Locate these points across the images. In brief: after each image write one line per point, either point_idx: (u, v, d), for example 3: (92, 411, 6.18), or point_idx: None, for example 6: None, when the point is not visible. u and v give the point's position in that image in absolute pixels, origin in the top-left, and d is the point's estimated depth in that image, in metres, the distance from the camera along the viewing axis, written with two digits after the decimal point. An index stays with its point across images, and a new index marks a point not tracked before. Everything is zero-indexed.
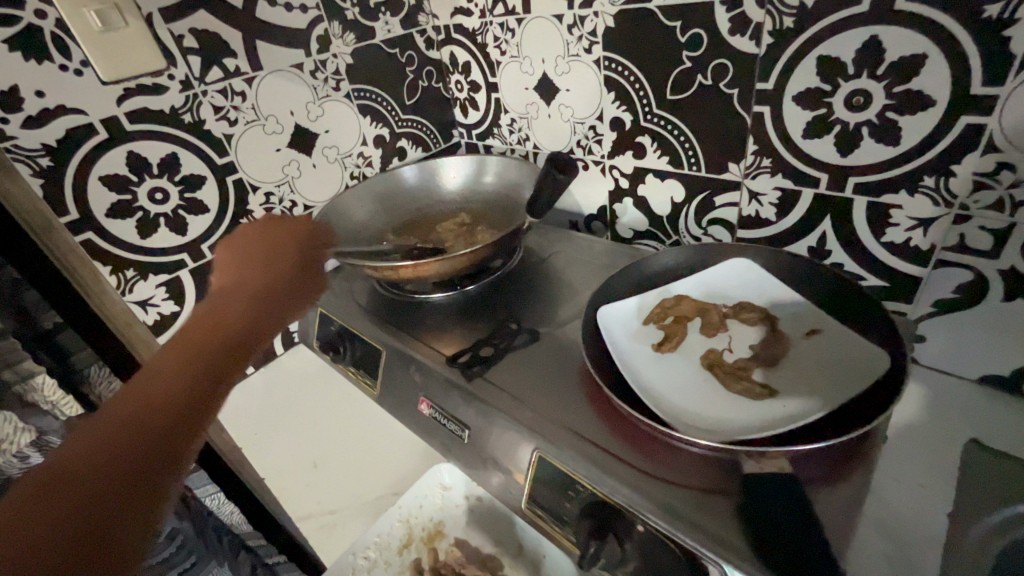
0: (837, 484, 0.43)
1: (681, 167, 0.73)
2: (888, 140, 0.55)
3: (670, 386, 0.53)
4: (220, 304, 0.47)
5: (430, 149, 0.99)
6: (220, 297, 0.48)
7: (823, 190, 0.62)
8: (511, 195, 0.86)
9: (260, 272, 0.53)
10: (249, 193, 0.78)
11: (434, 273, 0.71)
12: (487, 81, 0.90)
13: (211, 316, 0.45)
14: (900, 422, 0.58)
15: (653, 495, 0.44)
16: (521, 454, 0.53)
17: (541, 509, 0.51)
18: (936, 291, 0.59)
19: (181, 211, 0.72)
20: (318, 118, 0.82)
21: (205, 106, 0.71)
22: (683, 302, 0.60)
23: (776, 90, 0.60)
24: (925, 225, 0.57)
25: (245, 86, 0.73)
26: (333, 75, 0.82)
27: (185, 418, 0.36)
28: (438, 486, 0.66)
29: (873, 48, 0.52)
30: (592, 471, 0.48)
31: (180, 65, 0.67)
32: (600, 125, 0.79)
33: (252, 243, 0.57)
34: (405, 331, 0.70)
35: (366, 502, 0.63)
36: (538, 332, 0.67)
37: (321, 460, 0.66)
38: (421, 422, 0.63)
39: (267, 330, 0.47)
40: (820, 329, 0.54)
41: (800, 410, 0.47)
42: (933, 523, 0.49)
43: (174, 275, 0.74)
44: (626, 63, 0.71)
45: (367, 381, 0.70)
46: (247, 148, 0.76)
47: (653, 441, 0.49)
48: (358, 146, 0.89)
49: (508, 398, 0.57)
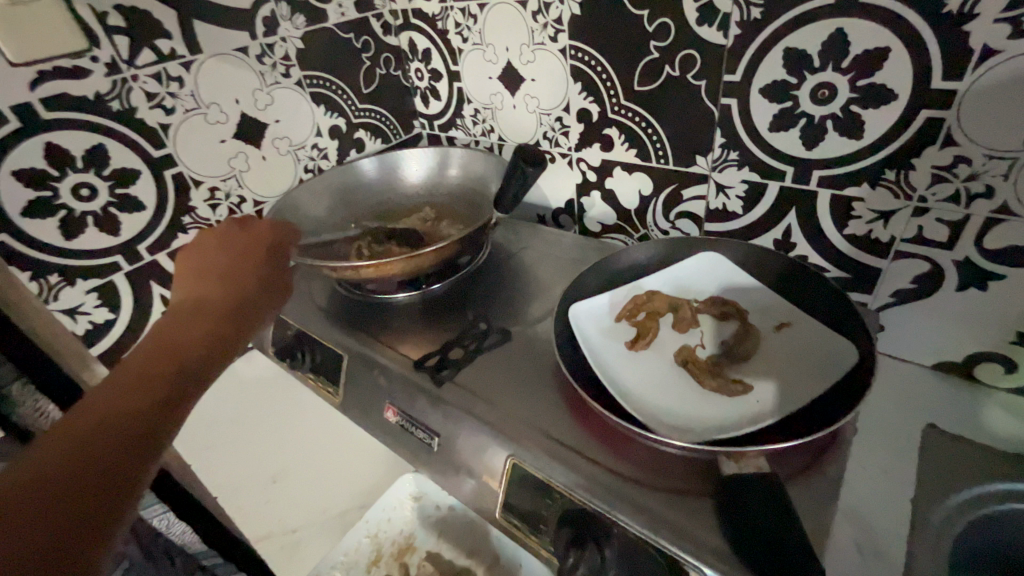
0: (812, 480, 0.43)
1: (649, 160, 0.72)
2: (852, 134, 0.55)
3: (644, 385, 0.52)
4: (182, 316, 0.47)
5: (390, 140, 0.95)
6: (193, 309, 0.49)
7: (788, 184, 0.62)
8: (476, 189, 0.83)
9: (216, 293, 0.52)
10: (191, 188, 0.72)
11: (398, 273, 0.67)
12: (449, 70, 0.86)
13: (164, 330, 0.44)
14: (864, 411, 0.59)
15: (634, 500, 0.44)
16: (494, 461, 0.51)
17: (516, 518, 0.49)
18: (894, 282, 0.61)
19: (113, 209, 0.65)
20: (266, 107, 0.77)
21: (136, 93, 0.64)
22: (656, 298, 0.59)
23: (743, 82, 0.59)
24: (885, 218, 0.58)
25: (183, 71, 0.67)
26: (282, 60, 0.76)
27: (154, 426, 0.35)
28: (409, 497, 0.60)
29: (838, 41, 0.52)
30: (568, 477, 0.47)
31: (104, 46, 0.60)
32: (566, 117, 0.77)
33: (201, 255, 0.57)
34: (368, 334, 0.66)
35: (332, 518, 0.60)
36: (508, 331, 0.64)
37: (283, 473, 0.63)
38: (387, 429, 0.60)
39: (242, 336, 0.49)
40: (789, 323, 0.55)
41: (773, 406, 0.47)
42: (897, 509, 0.50)
43: (106, 280, 0.67)
44: (593, 52, 0.69)
45: (327, 388, 0.66)
46: (187, 139, 0.70)
47: (628, 443, 0.49)
48: (312, 137, 0.84)
49: (480, 402, 0.54)
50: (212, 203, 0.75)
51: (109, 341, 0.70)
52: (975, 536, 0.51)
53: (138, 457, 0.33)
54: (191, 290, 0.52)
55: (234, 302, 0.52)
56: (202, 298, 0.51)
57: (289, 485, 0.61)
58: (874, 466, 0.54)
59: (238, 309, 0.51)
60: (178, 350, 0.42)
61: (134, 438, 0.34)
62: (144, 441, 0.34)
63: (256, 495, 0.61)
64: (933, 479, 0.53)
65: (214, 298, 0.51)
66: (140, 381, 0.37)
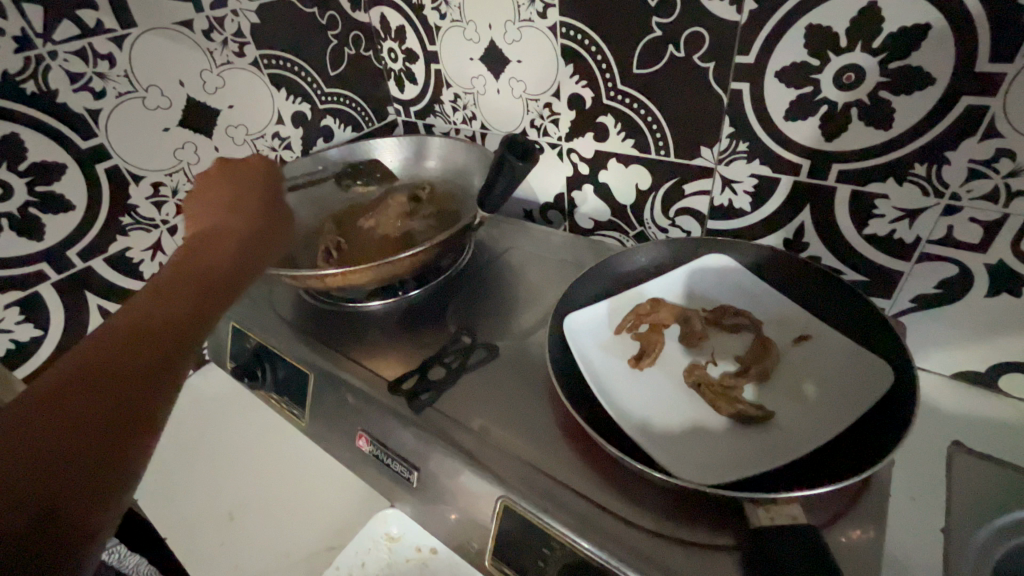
0: (849, 525, 0.37)
1: (648, 152, 0.65)
2: (878, 123, 0.49)
3: (651, 410, 0.46)
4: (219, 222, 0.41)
5: (361, 129, 0.86)
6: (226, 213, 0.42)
7: (803, 179, 0.56)
8: (458, 182, 0.76)
9: (259, 205, 0.44)
10: (130, 184, 0.63)
11: (371, 279, 0.60)
12: (425, 50, 0.78)
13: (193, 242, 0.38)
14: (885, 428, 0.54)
15: (646, 555, 0.38)
16: (482, 501, 0.44)
17: (508, 566, 0.43)
18: (917, 287, 0.56)
19: (34, 210, 0.56)
20: (218, 90, 0.68)
21: (56, 73, 0.55)
22: (660, 308, 0.53)
23: (756, 65, 0.53)
24: (911, 217, 0.52)
25: (114, 47, 0.58)
26: (234, 36, 0.67)
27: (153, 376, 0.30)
28: (383, 536, 0.51)
29: (868, 18, 0.46)
30: (568, 525, 0.40)
31: (12, 16, 0.51)
32: (556, 103, 0.69)
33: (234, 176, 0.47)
34: (337, 349, 0.59)
35: (296, 562, 0.51)
36: (496, 345, 0.58)
37: (242, 511, 0.55)
38: (360, 458, 0.53)
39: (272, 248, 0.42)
40: (810, 336, 0.49)
41: (797, 435, 0.42)
42: (928, 542, 0.46)
43: (30, 291, 0.58)
44: (587, 30, 0.62)
45: (293, 411, 0.59)
46: (122, 128, 0.60)
47: (636, 480, 0.43)
48: (273, 124, 0.75)
49: (466, 432, 0.48)
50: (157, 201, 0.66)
51: (38, 361, 0.61)
52: None
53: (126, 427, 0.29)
54: (207, 192, 0.44)
55: (262, 212, 0.43)
56: (246, 211, 0.43)
57: (248, 524, 0.54)
58: (900, 493, 0.49)
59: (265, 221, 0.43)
60: (155, 311, 0.32)
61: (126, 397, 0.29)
62: (97, 465, 0.27)
63: (211, 537, 0.54)
64: (964, 505, 0.48)
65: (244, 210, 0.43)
66: (129, 331, 0.31)
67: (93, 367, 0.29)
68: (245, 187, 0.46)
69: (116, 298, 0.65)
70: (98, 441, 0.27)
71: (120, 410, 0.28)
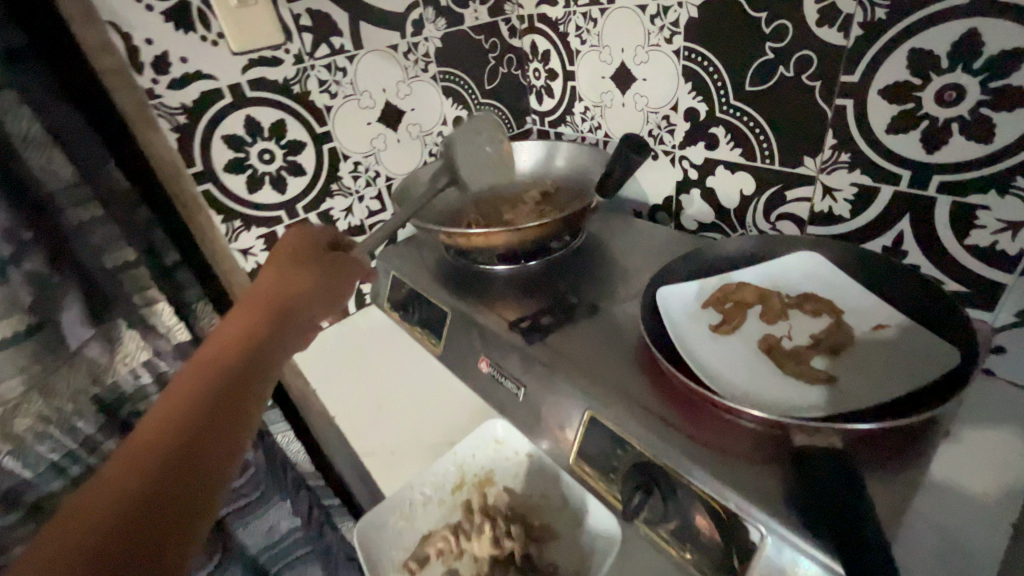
0: (888, 473, 0.43)
1: (754, 160, 0.73)
2: (981, 138, 0.53)
3: (723, 362, 0.54)
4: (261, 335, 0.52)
5: (504, 133, 1.04)
6: (279, 284, 0.58)
7: (903, 188, 0.61)
8: (579, 177, 0.90)
9: (295, 311, 0.56)
10: (341, 161, 0.86)
11: (501, 244, 0.75)
12: (565, 70, 0.94)
13: (141, 460, 0.39)
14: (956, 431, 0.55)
15: (704, 457, 0.46)
16: (575, 413, 0.56)
17: (587, 463, 0.54)
18: (1021, 299, 0.57)
19: (283, 173, 0.80)
20: (406, 97, 0.89)
21: (312, 79, 0.78)
22: (745, 289, 0.61)
23: (861, 82, 0.59)
24: (1014, 229, 0.54)
25: (347, 63, 0.81)
26: (423, 57, 0.88)
27: (225, 424, 0.44)
28: (492, 438, 0.64)
29: (972, 42, 0.50)
30: (642, 432, 0.50)
31: (295, 41, 0.75)
32: (673, 115, 0.80)
33: (296, 258, 0.62)
34: (471, 295, 0.75)
35: (427, 447, 0.67)
36: (598, 307, 0.69)
37: (385, 404, 0.73)
38: (479, 379, 0.68)
39: (280, 339, 0.53)
40: (888, 324, 0.54)
41: (858, 396, 0.48)
42: (993, 530, 0.48)
43: (271, 228, 0.82)
44: (707, 54, 0.72)
45: (431, 340, 0.77)
46: (343, 120, 0.83)
47: (703, 410, 0.51)
48: (439, 125, 0.95)
49: (568, 362, 0.60)
50: (355, 176, 0.88)
51: None
52: None
53: (216, 455, 0.42)
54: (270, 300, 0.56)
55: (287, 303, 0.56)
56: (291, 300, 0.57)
57: (392, 416, 0.71)
58: (968, 484, 0.51)
59: (295, 309, 0.57)
60: (167, 425, 0.41)
61: (194, 455, 0.41)
62: (221, 455, 0.42)
63: (365, 419, 0.72)
64: None
65: (296, 292, 0.58)
66: (164, 429, 0.41)
67: (156, 430, 0.41)
68: (297, 275, 0.60)
69: None
70: (172, 440, 0.41)
71: (170, 442, 0.41)
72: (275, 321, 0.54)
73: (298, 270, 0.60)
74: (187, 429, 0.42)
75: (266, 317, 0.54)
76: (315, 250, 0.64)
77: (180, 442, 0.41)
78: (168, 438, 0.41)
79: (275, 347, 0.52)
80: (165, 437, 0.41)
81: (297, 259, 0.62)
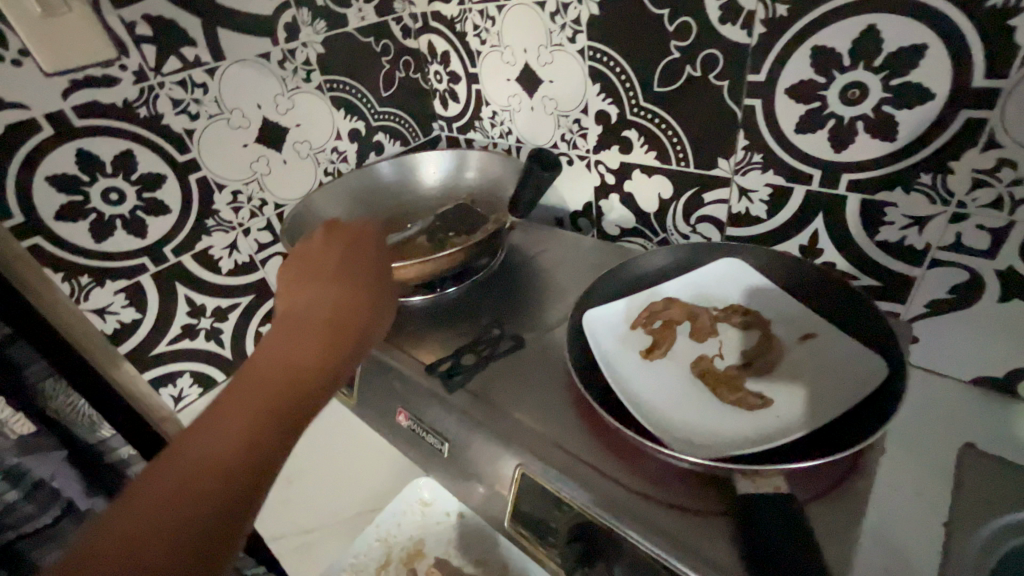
0: (836, 507, 0.40)
1: (669, 163, 0.70)
2: (885, 135, 0.52)
3: (659, 395, 0.50)
4: (285, 364, 0.41)
5: (409, 144, 0.95)
6: (301, 296, 0.46)
7: (816, 188, 0.59)
8: (493, 189, 0.83)
9: (328, 328, 0.44)
10: (215, 191, 0.73)
11: (413, 277, 0.67)
12: (467, 72, 0.86)
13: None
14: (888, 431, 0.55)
15: (645, 517, 0.43)
16: (505, 470, 0.50)
17: (523, 526, 0.48)
18: (930, 291, 0.57)
19: (140, 213, 0.67)
20: (288, 111, 0.78)
21: (163, 99, 0.66)
22: (672, 306, 0.57)
23: (767, 81, 0.57)
24: (921, 224, 0.54)
25: (207, 77, 0.68)
26: (303, 65, 0.77)
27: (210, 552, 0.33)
28: (418, 501, 0.57)
29: (871, 38, 0.49)
30: (579, 492, 0.45)
31: (133, 54, 0.62)
32: (585, 118, 0.75)
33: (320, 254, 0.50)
34: (382, 336, 0.66)
35: (345, 520, 0.58)
36: (523, 337, 0.64)
37: (295, 474, 0.64)
38: (399, 433, 0.60)
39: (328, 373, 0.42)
40: (815, 333, 0.52)
41: (795, 421, 0.45)
42: (930, 535, 0.48)
43: (133, 280, 0.69)
44: (613, 53, 0.67)
45: (343, 390, 0.66)
46: (211, 144, 0.71)
47: (640, 455, 0.48)
48: (332, 140, 0.85)
49: (493, 410, 0.54)
50: (235, 206, 0.76)
51: (136, 340, 0.71)
52: None
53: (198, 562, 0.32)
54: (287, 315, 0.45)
55: (329, 315, 0.45)
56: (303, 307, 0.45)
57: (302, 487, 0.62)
58: (902, 487, 0.50)
59: (335, 319, 0.45)
60: (152, 526, 0.32)
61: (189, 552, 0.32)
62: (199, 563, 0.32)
63: (270, 496, 0.62)
64: (968, 502, 0.50)
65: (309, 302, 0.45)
66: (150, 525, 0.32)
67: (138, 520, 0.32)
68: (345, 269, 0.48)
69: (199, 289, 0.75)
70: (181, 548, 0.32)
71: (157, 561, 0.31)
72: (349, 350, 0.44)
73: (338, 278, 0.48)
74: (189, 510, 0.33)
75: (306, 336, 0.43)
76: (347, 230, 0.52)
77: (157, 521, 0.32)
78: (161, 520, 0.32)
79: (342, 367, 0.43)
80: (149, 520, 0.32)
81: (350, 257, 0.50)
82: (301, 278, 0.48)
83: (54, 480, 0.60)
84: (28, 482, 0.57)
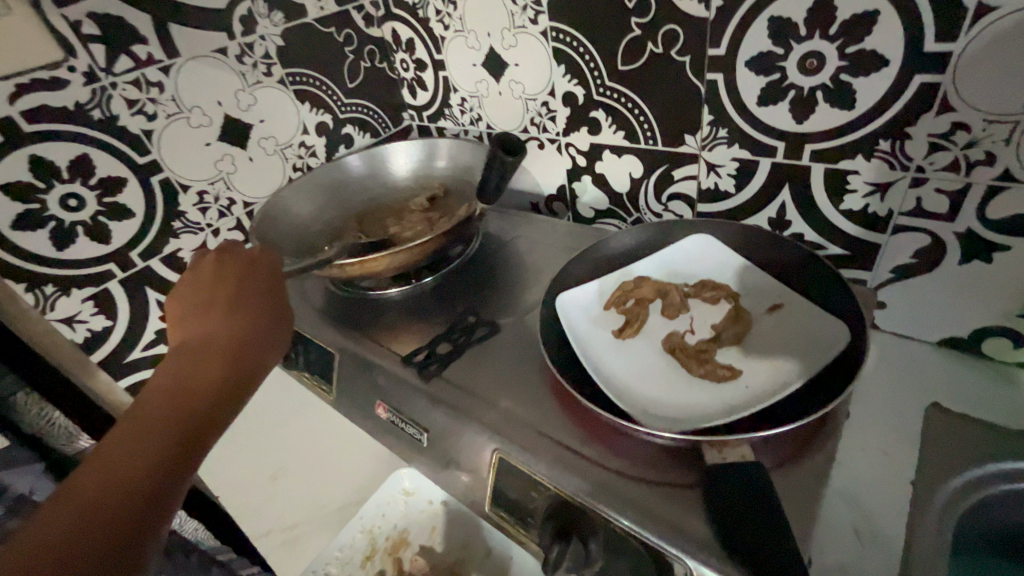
0: (803, 471, 0.41)
1: (638, 142, 0.70)
2: (844, 104, 0.53)
3: (631, 373, 0.51)
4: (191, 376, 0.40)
5: (379, 135, 0.94)
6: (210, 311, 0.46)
7: (780, 159, 0.60)
8: (465, 177, 0.83)
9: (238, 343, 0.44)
10: (180, 192, 0.72)
11: (385, 268, 0.67)
12: (433, 59, 0.85)
13: None
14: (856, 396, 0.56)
15: (620, 494, 0.43)
16: (482, 455, 0.50)
17: (504, 509, 0.49)
18: (895, 257, 0.58)
19: (102, 218, 0.66)
20: (250, 107, 0.76)
21: (117, 100, 0.64)
22: (644, 284, 0.57)
23: (728, 55, 0.57)
24: (882, 190, 0.55)
25: (162, 76, 0.67)
26: (263, 59, 0.76)
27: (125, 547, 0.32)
28: (400, 490, 0.58)
29: (826, 6, 0.49)
30: (555, 472, 0.46)
31: (81, 55, 0.60)
32: (552, 101, 0.75)
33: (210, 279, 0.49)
34: (358, 330, 0.66)
35: (329, 515, 0.61)
36: (498, 323, 0.64)
37: (279, 470, 0.64)
38: (380, 426, 0.60)
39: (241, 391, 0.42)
40: (783, 304, 0.53)
41: (762, 391, 0.46)
42: (896, 493, 0.49)
43: (101, 287, 0.68)
44: (576, 34, 0.67)
45: (321, 387, 0.65)
46: (172, 145, 0.70)
47: (615, 433, 0.48)
48: (299, 135, 0.83)
49: (469, 397, 0.54)
50: (202, 207, 0.75)
51: (109, 348, 0.70)
52: (978, 519, 0.50)
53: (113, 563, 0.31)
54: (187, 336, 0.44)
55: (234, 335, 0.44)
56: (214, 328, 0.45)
57: (286, 485, 0.63)
58: (869, 450, 0.52)
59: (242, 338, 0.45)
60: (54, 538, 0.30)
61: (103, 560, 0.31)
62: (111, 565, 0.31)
63: (258, 495, 0.63)
64: (935, 460, 0.51)
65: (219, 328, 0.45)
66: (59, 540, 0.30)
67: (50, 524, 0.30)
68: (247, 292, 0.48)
69: (171, 292, 0.74)
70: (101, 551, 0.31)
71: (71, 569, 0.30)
72: (252, 369, 0.44)
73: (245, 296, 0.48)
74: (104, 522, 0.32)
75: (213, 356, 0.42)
76: (238, 258, 0.51)
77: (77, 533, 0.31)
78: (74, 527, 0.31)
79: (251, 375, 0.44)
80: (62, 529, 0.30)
81: (251, 281, 0.50)
82: (190, 303, 0.47)
83: (33, 494, 0.52)
84: (9, 496, 0.50)
